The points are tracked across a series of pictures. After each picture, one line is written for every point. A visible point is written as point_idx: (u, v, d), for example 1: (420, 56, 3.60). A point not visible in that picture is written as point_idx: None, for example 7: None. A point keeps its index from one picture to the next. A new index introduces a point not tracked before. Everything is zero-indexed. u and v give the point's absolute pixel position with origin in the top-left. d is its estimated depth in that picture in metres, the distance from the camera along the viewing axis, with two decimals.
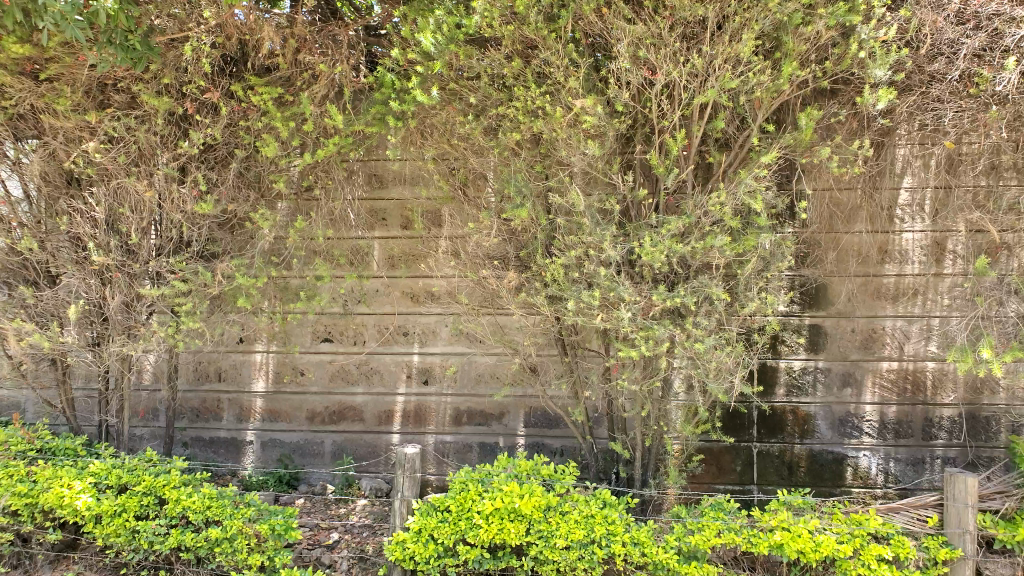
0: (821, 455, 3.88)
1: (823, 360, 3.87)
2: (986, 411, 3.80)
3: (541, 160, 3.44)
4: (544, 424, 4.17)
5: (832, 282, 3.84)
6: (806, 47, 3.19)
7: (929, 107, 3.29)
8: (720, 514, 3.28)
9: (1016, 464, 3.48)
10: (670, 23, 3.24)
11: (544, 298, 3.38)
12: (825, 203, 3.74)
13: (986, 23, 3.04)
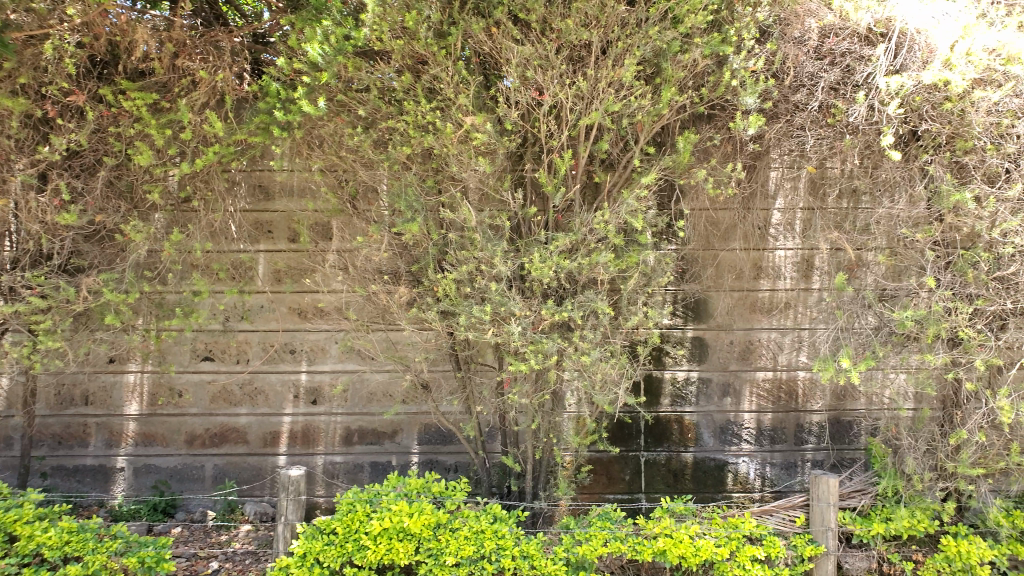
0: (704, 462, 4.06)
1: (705, 370, 4.05)
2: (849, 415, 4.08)
3: (433, 174, 3.44)
4: (438, 441, 4.13)
5: (711, 297, 4.02)
6: (683, 74, 3.38)
7: (793, 134, 3.56)
8: (607, 523, 3.38)
9: (873, 463, 3.74)
10: (558, 45, 3.35)
11: (435, 314, 3.37)
12: (707, 221, 3.91)
13: (839, 59, 3.38)
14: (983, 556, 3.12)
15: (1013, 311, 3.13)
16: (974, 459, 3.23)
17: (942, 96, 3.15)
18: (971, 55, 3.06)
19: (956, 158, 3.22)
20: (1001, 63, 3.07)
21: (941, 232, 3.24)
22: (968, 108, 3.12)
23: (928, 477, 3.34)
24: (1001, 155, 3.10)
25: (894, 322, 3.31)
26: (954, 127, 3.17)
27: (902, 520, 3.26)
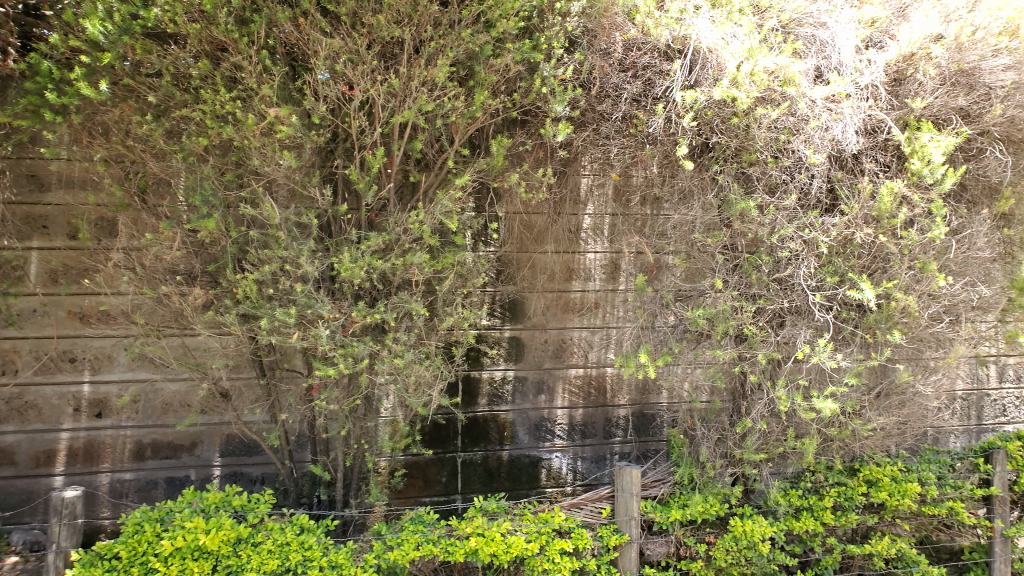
0: (520, 459, 4.15)
1: (521, 369, 4.14)
2: (652, 409, 4.34)
3: (232, 168, 3.25)
4: (242, 452, 3.93)
5: (525, 297, 4.11)
6: (496, 78, 3.42)
7: (599, 142, 3.73)
8: (419, 527, 3.35)
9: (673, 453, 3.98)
10: (369, 40, 3.27)
11: (234, 317, 3.19)
12: (521, 224, 4.00)
13: (641, 72, 3.55)
14: (764, 533, 3.39)
15: (789, 310, 3.45)
16: (757, 446, 3.49)
17: (731, 112, 3.38)
18: (756, 75, 3.25)
19: (742, 169, 3.49)
20: (779, 85, 3.33)
21: (730, 237, 3.51)
22: (751, 124, 3.34)
23: (719, 463, 3.59)
24: (780, 168, 3.40)
25: (689, 320, 3.55)
26: (740, 141, 3.42)
27: (697, 505, 3.46)
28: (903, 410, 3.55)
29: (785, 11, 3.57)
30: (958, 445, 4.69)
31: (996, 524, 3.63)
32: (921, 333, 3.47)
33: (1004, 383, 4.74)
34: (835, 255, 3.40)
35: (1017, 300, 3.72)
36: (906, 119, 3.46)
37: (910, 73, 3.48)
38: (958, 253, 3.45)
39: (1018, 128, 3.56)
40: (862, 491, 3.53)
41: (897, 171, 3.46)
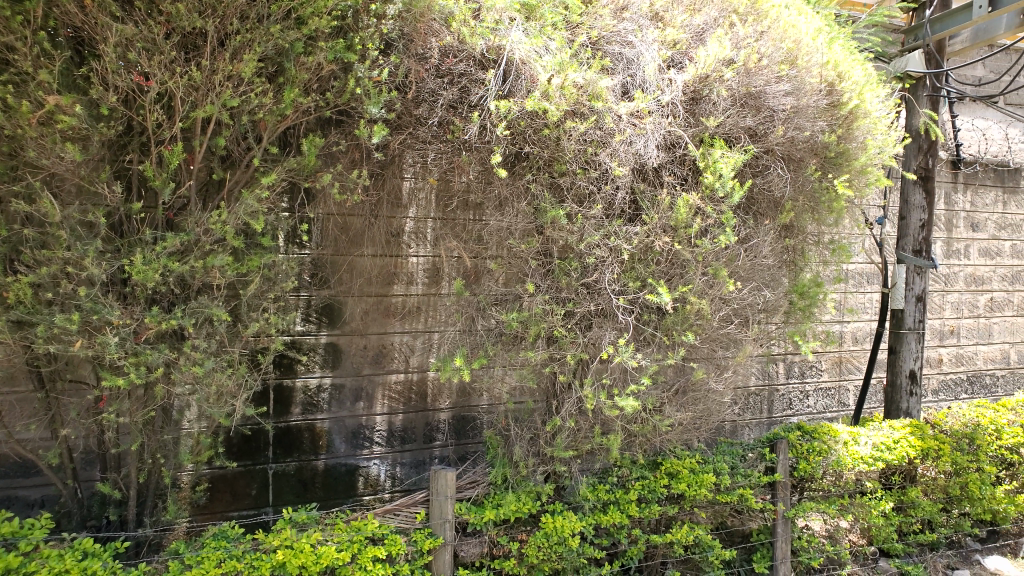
0: (336, 468, 4.15)
1: (338, 377, 4.15)
2: (474, 412, 4.43)
3: (4, 159, 2.96)
4: (16, 474, 3.61)
5: (344, 303, 4.13)
6: (308, 76, 3.31)
7: (416, 146, 3.69)
8: (222, 543, 3.18)
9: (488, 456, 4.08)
10: (167, 29, 3.05)
11: (5, 323, 2.91)
12: (337, 225, 3.93)
13: (457, 79, 3.56)
14: (574, 528, 3.50)
15: (596, 312, 3.61)
16: (567, 443, 3.63)
17: (542, 123, 3.46)
18: (567, 89, 3.38)
19: (553, 179, 3.59)
20: (588, 99, 3.45)
21: (542, 243, 3.61)
22: (562, 135, 3.46)
23: (531, 461, 3.69)
24: (588, 179, 3.53)
25: (503, 323, 3.63)
26: (551, 152, 3.52)
27: (510, 504, 3.52)
28: (698, 406, 3.76)
29: (594, 29, 3.67)
30: (751, 436, 5.13)
31: (779, 507, 3.84)
32: (713, 333, 3.70)
33: (790, 379, 5.26)
34: (637, 262, 3.58)
35: (797, 303, 4.00)
36: (700, 136, 3.63)
37: (705, 93, 3.63)
38: (746, 261, 3.69)
39: (798, 147, 3.78)
40: (664, 484, 3.70)
41: (694, 185, 3.65)
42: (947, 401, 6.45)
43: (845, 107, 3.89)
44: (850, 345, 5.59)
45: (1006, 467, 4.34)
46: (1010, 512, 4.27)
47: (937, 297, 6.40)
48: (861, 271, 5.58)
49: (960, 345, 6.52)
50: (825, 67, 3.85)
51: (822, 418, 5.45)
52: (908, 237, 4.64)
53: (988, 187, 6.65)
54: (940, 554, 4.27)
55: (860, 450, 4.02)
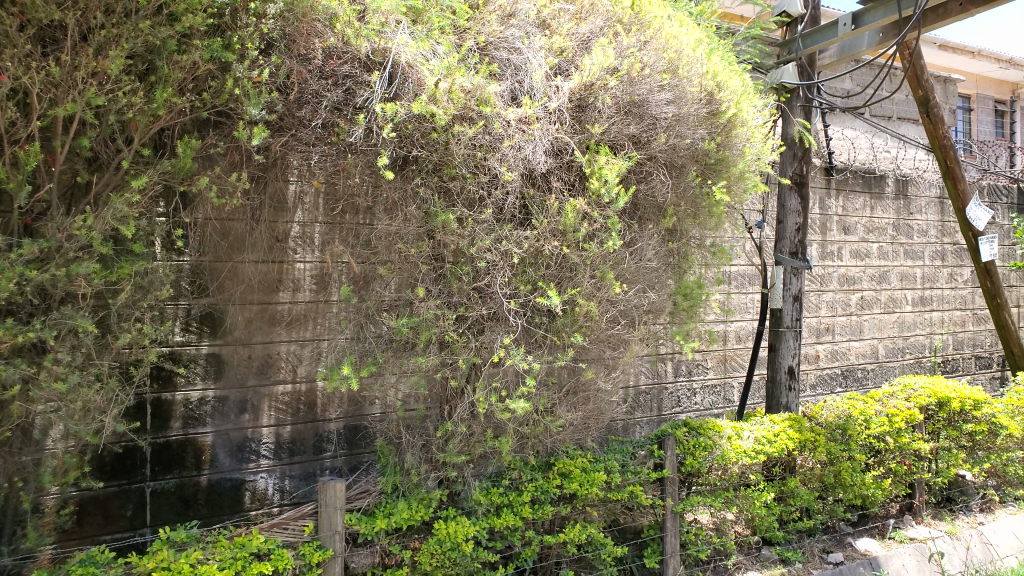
0: (221, 483, 4.02)
1: (221, 388, 4.03)
2: (365, 421, 4.43)
3: None
4: None
5: (227, 311, 4.01)
6: (183, 75, 3.16)
7: (298, 148, 3.58)
8: (90, 569, 2.97)
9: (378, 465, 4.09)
10: (22, 22, 2.85)
11: None
12: (216, 230, 3.78)
13: (342, 81, 3.46)
14: (467, 534, 3.47)
15: (488, 316, 3.60)
16: (459, 448, 3.59)
17: (430, 127, 3.41)
18: (454, 93, 3.36)
19: (443, 183, 3.54)
20: (476, 104, 3.42)
21: (433, 248, 3.57)
22: (451, 139, 3.40)
23: (424, 469, 3.65)
24: (478, 183, 3.50)
25: (393, 329, 3.56)
26: (440, 156, 3.47)
27: (401, 512, 3.46)
28: (587, 405, 3.82)
29: (482, 34, 3.65)
30: (643, 433, 5.33)
31: (668, 502, 3.95)
32: (602, 334, 3.76)
33: (678, 377, 5.45)
34: (528, 265, 3.59)
35: (681, 304, 4.13)
36: (587, 143, 3.68)
37: (590, 101, 3.67)
38: (631, 263, 3.79)
39: (680, 155, 3.88)
40: (556, 484, 3.73)
41: (581, 191, 3.69)
42: (823, 394, 6.84)
43: (724, 116, 4.00)
44: (733, 344, 5.86)
45: (874, 454, 4.64)
46: (878, 497, 4.55)
47: (813, 296, 6.78)
48: (742, 273, 5.87)
49: (834, 342, 6.94)
50: (704, 78, 3.92)
51: (709, 416, 5.67)
52: (785, 240, 4.88)
53: (857, 192, 7.10)
54: (817, 539, 4.52)
55: (744, 443, 4.17)
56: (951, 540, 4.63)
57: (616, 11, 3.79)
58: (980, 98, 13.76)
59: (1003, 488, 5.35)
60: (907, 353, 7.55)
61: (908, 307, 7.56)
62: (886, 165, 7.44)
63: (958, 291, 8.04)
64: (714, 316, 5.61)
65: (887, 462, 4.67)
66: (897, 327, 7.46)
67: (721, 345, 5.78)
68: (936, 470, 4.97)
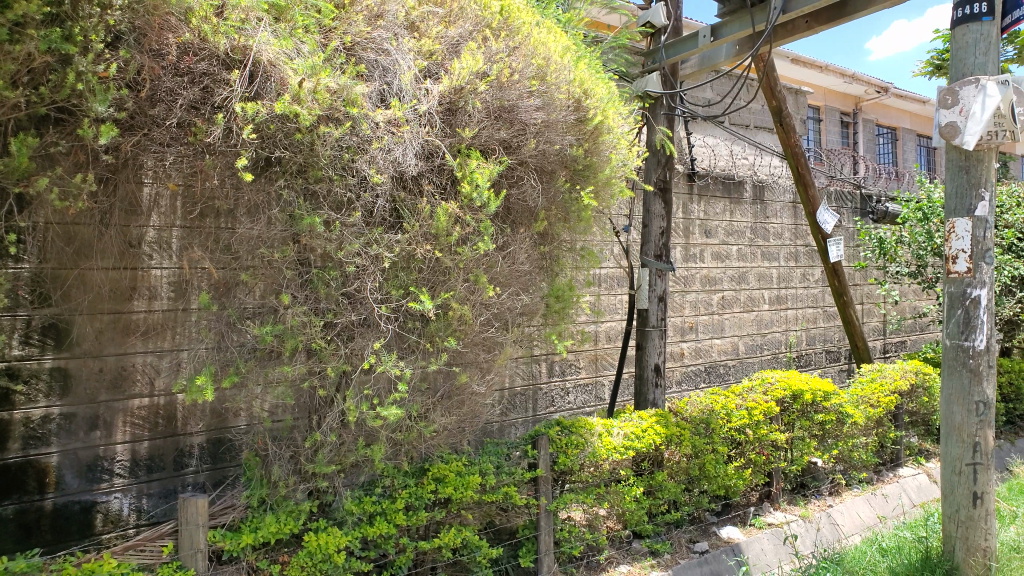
0: (68, 507, 3.88)
1: (69, 405, 3.92)
2: (230, 435, 4.40)
3: None
4: None
5: (76, 323, 3.90)
6: (14, 67, 2.89)
7: (151, 149, 3.33)
8: None
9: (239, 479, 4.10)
10: None
11: None
12: (59, 235, 3.53)
13: (198, 79, 3.23)
14: (339, 544, 3.41)
15: (357, 323, 3.50)
16: (329, 458, 3.50)
17: (294, 127, 3.24)
18: (320, 93, 3.22)
19: (308, 186, 3.38)
20: (343, 105, 3.28)
21: (298, 252, 3.44)
22: (316, 141, 3.27)
23: (292, 480, 3.53)
24: (345, 186, 3.37)
25: (256, 338, 3.43)
26: (305, 157, 3.31)
27: (268, 526, 3.35)
28: (462, 409, 3.82)
29: (348, 34, 3.47)
30: (518, 434, 5.46)
31: (542, 501, 4.02)
32: (476, 337, 3.77)
33: (552, 377, 5.59)
34: (400, 270, 3.51)
35: (554, 306, 4.23)
36: (458, 147, 3.64)
37: (461, 104, 3.62)
38: (504, 267, 3.82)
39: (549, 160, 3.95)
40: (431, 489, 3.72)
41: (453, 194, 3.63)
42: (688, 390, 7.18)
43: (592, 123, 4.09)
44: (603, 343, 6.09)
45: (735, 446, 4.90)
46: (740, 486, 4.82)
47: (678, 297, 7.09)
48: (610, 275, 6.04)
49: (697, 340, 7.28)
50: (572, 85, 3.97)
51: (581, 414, 5.85)
52: (651, 244, 5.08)
53: (717, 197, 7.48)
54: (684, 530, 4.72)
55: (613, 440, 4.32)
56: (804, 524, 4.97)
57: (485, 16, 3.82)
58: (828, 110, 14.88)
59: (849, 472, 5.80)
60: (765, 349, 8.03)
61: (765, 305, 8.04)
62: (745, 170, 7.84)
63: (810, 289, 8.63)
64: (586, 318, 5.80)
65: (748, 452, 4.96)
66: (755, 324, 7.92)
67: (592, 346, 5.98)
68: (792, 458, 5.28)
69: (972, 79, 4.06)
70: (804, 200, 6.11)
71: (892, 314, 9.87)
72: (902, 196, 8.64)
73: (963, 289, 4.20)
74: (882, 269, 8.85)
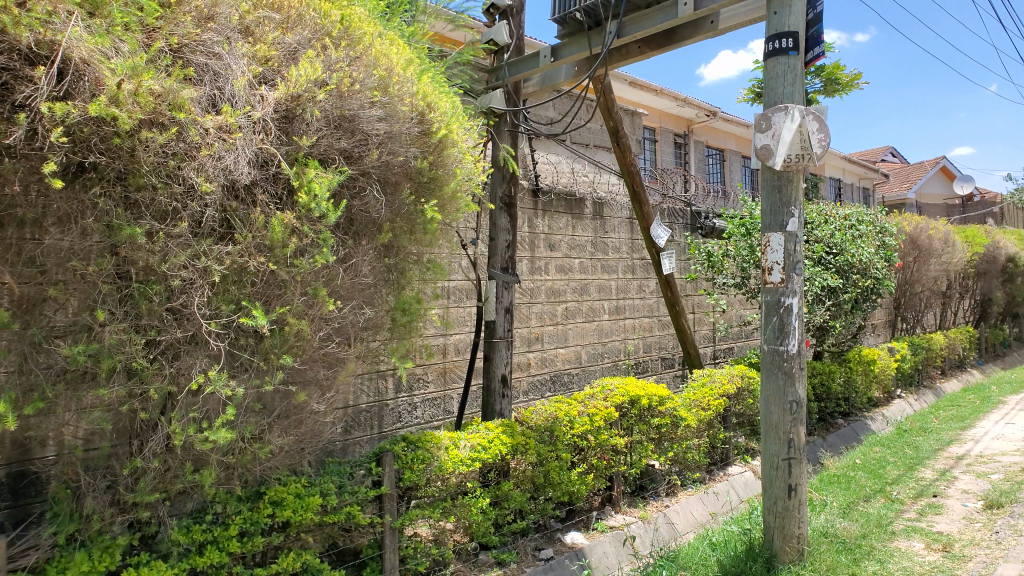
0: None
1: None
2: (33, 469, 4.02)
3: None
4: None
5: None
6: None
7: None
8: None
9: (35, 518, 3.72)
10: None
11: None
12: None
13: None
14: None
15: (183, 340, 3.27)
16: (153, 486, 3.26)
17: (111, 131, 2.94)
18: (142, 96, 2.95)
19: (127, 194, 3.12)
20: (169, 109, 3.05)
21: (117, 266, 3.14)
22: (137, 146, 3.01)
23: (108, 513, 3.25)
24: (170, 195, 3.14)
25: (66, 358, 3.12)
26: (125, 163, 3.03)
27: (78, 566, 3.11)
28: (300, 428, 3.68)
29: (175, 35, 3.22)
30: (363, 451, 5.51)
31: (387, 518, 3.97)
32: (315, 354, 3.64)
33: (398, 393, 5.69)
34: (231, 283, 3.31)
35: (400, 320, 4.19)
36: (294, 156, 3.50)
37: (298, 112, 3.50)
38: (346, 280, 3.74)
39: (392, 172, 3.91)
40: (267, 514, 3.59)
41: (289, 205, 3.50)
42: (534, 399, 7.34)
43: (436, 136, 4.09)
44: (452, 355, 6.21)
45: (578, 452, 5.07)
46: (583, 491, 5.00)
47: (524, 308, 7.27)
48: (459, 288, 6.24)
49: (543, 350, 7.48)
50: (415, 98, 3.96)
51: (429, 428, 5.97)
52: (498, 256, 5.18)
53: (560, 213, 7.76)
54: (529, 538, 4.80)
55: (460, 452, 4.37)
56: (642, 525, 5.22)
57: (324, 24, 3.72)
58: (663, 131, 15.88)
59: (684, 472, 6.13)
60: (605, 357, 8.37)
61: (605, 315, 8.39)
62: (584, 188, 8.17)
63: (645, 300, 9.09)
64: (433, 331, 5.89)
65: (590, 458, 5.15)
66: (597, 334, 8.25)
67: (440, 359, 6.11)
68: (632, 462, 5.52)
69: (782, 107, 4.43)
70: (639, 216, 6.44)
71: (721, 321, 10.59)
72: (727, 214, 9.37)
73: (778, 298, 4.58)
74: (710, 283, 9.49)
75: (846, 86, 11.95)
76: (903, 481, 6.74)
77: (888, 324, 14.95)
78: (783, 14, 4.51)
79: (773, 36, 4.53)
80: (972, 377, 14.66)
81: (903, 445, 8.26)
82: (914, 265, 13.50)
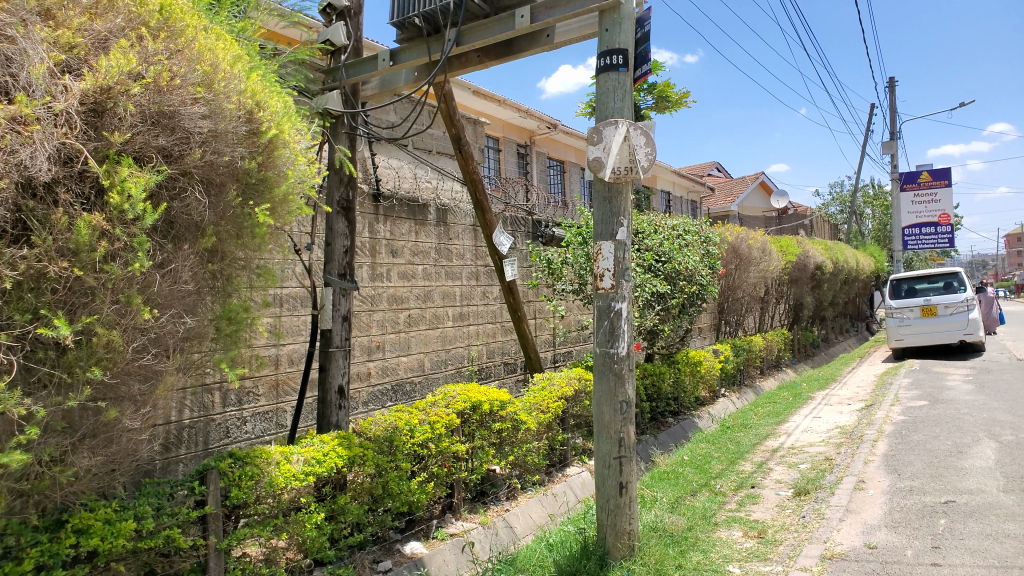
0: None
1: None
2: None
3: None
4: None
5: None
6: None
7: None
8: None
9: None
10: None
11: None
12: None
13: None
14: None
15: None
16: None
17: None
18: None
19: None
20: None
21: None
22: None
23: None
24: None
25: None
26: None
27: None
28: (110, 448, 3.37)
29: None
30: (185, 470, 5.20)
31: (211, 540, 3.78)
32: (127, 366, 3.34)
33: (226, 407, 5.47)
34: (26, 291, 2.97)
35: (224, 329, 3.99)
36: (105, 152, 3.20)
37: (109, 106, 3.22)
38: (163, 286, 3.48)
39: (217, 172, 3.69)
40: (70, 544, 3.27)
41: (98, 205, 3.18)
42: (374, 409, 7.20)
43: (265, 137, 3.91)
44: (285, 367, 6.04)
45: (418, 461, 5.07)
46: (423, 500, 4.95)
47: (365, 316, 7.13)
48: (292, 296, 6.10)
49: (384, 358, 7.37)
50: (242, 96, 3.77)
51: (259, 442, 5.75)
52: (335, 263, 5.10)
53: (403, 219, 7.71)
54: (367, 551, 4.68)
55: (293, 467, 4.25)
56: (483, 530, 5.26)
57: (141, 13, 3.43)
58: (506, 142, 16.26)
59: (524, 476, 6.23)
60: (448, 364, 8.37)
61: (449, 322, 8.41)
62: (428, 195, 8.17)
63: (490, 306, 9.20)
64: (263, 341, 5.66)
65: (431, 466, 5.14)
66: (440, 341, 8.24)
67: (272, 371, 5.90)
68: (473, 468, 5.55)
69: (612, 121, 4.62)
70: (481, 223, 6.49)
71: (560, 327, 10.96)
72: (565, 224, 9.76)
73: (609, 302, 4.77)
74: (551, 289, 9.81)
75: (676, 104, 12.78)
76: (725, 474, 7.25)
77: (713, 328, 16.08)
78: (614, 32, 4.73)
79: (604, 52, 4.73)
80: (788, 375, 16.06)
81: (727, 441, 8.89)
82: (736, 272, 14.56)
